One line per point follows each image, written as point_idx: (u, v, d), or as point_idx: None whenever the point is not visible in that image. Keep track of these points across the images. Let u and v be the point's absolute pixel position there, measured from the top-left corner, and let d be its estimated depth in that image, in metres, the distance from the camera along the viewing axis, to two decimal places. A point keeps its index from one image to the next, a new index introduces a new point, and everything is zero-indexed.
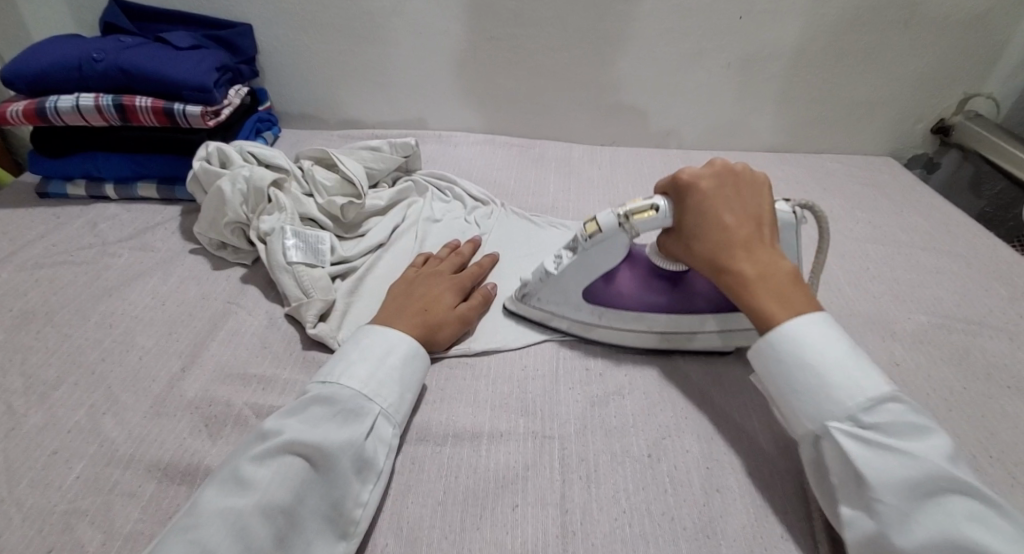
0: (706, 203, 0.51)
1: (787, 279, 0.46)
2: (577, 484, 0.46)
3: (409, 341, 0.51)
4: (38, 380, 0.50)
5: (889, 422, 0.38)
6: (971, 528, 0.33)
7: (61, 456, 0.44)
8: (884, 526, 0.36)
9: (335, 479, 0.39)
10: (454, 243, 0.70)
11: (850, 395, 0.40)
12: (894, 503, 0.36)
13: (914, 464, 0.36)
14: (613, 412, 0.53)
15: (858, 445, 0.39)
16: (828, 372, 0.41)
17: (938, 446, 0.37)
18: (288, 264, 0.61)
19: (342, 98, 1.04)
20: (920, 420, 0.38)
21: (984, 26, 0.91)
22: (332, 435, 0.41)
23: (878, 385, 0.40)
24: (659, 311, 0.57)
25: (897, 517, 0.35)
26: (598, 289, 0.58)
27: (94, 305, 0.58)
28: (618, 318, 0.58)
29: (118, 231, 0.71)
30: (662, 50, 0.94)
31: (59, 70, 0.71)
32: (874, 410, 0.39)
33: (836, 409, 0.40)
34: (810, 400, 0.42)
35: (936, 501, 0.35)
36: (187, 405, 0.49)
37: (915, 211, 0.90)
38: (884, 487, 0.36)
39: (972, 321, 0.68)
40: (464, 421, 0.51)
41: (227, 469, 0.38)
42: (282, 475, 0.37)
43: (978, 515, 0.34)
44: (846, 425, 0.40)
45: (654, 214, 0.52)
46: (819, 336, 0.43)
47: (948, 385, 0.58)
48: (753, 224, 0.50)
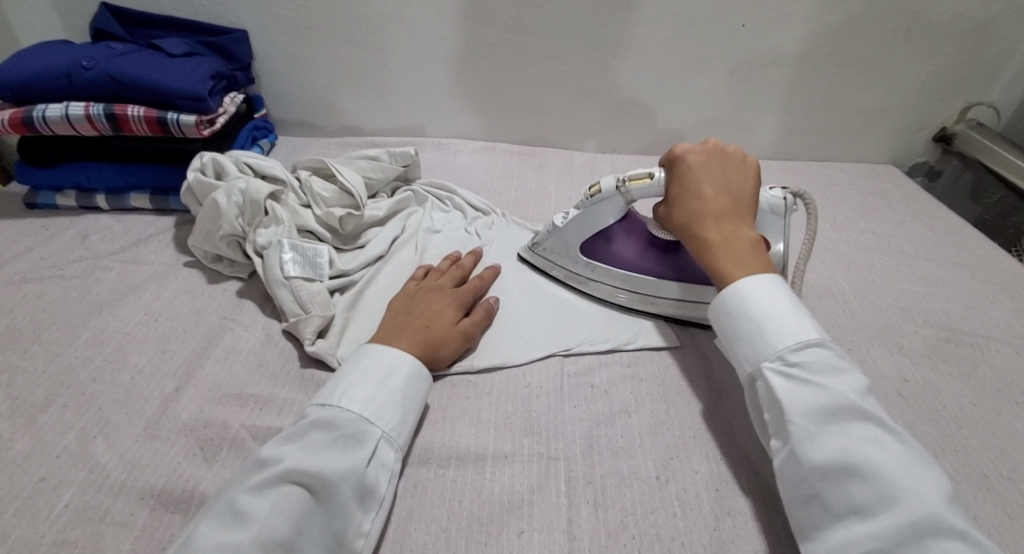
0: (689, 175, 0.55)
1: (748, 246, 0.50)
2: (584, 509, 0.45)
3: (410, 361, 0.49)
4: (26, 402, 0.48)
5: (812, 359, 0.41)
6: (867, 448, 0.35)
7: (49, 483, 0.42)
8: (794, 446, 0.38)
9: (336, 509, 0.38)
10: (455, 255, 0.68)
11: (782, 339, 0.43)
12: (804, 425, 0.38)
13: (825, 394, 0.38)
14: (619, 430, 0.52)
15: (784, 380, 0.41)
16: (767, 320, 0.44)
17: (852, 382, 0.39)
18: (285, 278, 0.59)
19: (339, 105, 1.02)
20: (841, 362, 0.40)
21: (985, 35, 0.91)
22: (333, 462, 0.39)
23: (808, 331, 0.43)
24: (637, 272, 0.64)
25: (804, 436, 0.38)
26: (593, 244, 0.66)
27: (84, 321, 0.57)
28: (603, 273, 0.66)
29: (110, 243, 0.69)
30: (664, 59, 0.94)
31: (48, 79, 0.69)
32: (802, 351, 0.42)
33: (769, 350, 0.43)
34: (750, 343, 0.45)
35: (839, 424, 0.37)
36: (181, 427, 0.47)
37: (918, 221, 0.90)
38: (799, 415, 0.38)
39: (979, 334, 0.67)
40: (468, 442, 0.50)
41: (224, 500, 0.37)
42: (282, 507, 0.36)
43: (876, 439, 0.36)
44: (776, 364, 0.42)
45: (650, 181, 0.59)
46: (767, 290, 0.46)
47: (957, 401, 0.58)
48: (729, 198, 0.54)
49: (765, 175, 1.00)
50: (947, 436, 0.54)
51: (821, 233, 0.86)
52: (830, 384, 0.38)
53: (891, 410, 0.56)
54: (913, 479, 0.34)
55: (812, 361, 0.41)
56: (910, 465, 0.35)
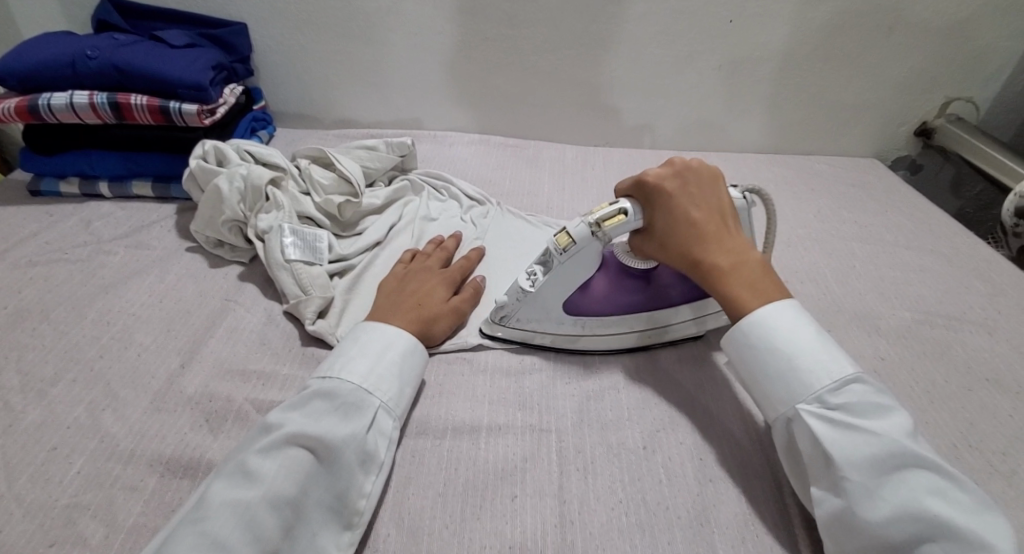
0: (673, 202, 0.54)
1: (756, 269, 0.52)
2: (575, 476, 0.47)
3: (407, 337, 0.51)
4: (37, 377, 0.50)
5: (854, 403, 0.42)
6: (933, 502, 0.36)
7: (61, 451, 0.44)
8: (852, 502, 0.39)
9: (339, 471, 0.40)
10: (438, 238, 0.70)
11: (819, 379, 0.44)
12: (862, 480, 0.39)
13: (879, 443, 0.39)
14: (609, 405, 0.54)
15: (827, 425, 0.42)
16: (797, 356, 0.46)
17: (899, 425, 0.41)
18: (286, 261, 0.61)
19: (337, 98, 1.04)
20: (883, 402, 0.42)
21: (964, 32, 0.95)
22: (337, 428, 0.41)
23: (843, 368, 0.44)
24: (639, 310, 0.59)
25: (863, 491, 0.38)
26: (576, 301, 0.58)
27: (90, 302, 0.58)
28: (600, 325, 0.59)
29: (113, 229, 0.71)
30: (654, 53, 0.96)
31: (52, 68, 0.71)
32: (839, 392, 0.43)
33: (806, 393, 0.44)
34: (780, 381, 0.46)
35: (899, 476, 0.38)
36: (187, 401, 0.49)
37: (899, 212, 0.93)
38: (856, 469, 0.39)
39: (953, 316, 0.70)
40: (463, 415, 0.52)
41: (233, 462, 0.39)
42: (287, 467, 0.38)
43: (940, 489, 0.37)
44: (814, 407, 0.44)
45: (625, 218, 0.54)
46: (788, 321, 0.48)
47: (930, 378, 0.61)
48: (717, 217, 0.55)
49: (752, 168, 1.03)
50: (920, 410, 0.57)
51: (805, 222, 0.89)
52: (880, 432, 0.40)
53: None
54: (983, 530, 0.35)
55: (853, 403, 0.42)
56: (975, 515, 0.36)
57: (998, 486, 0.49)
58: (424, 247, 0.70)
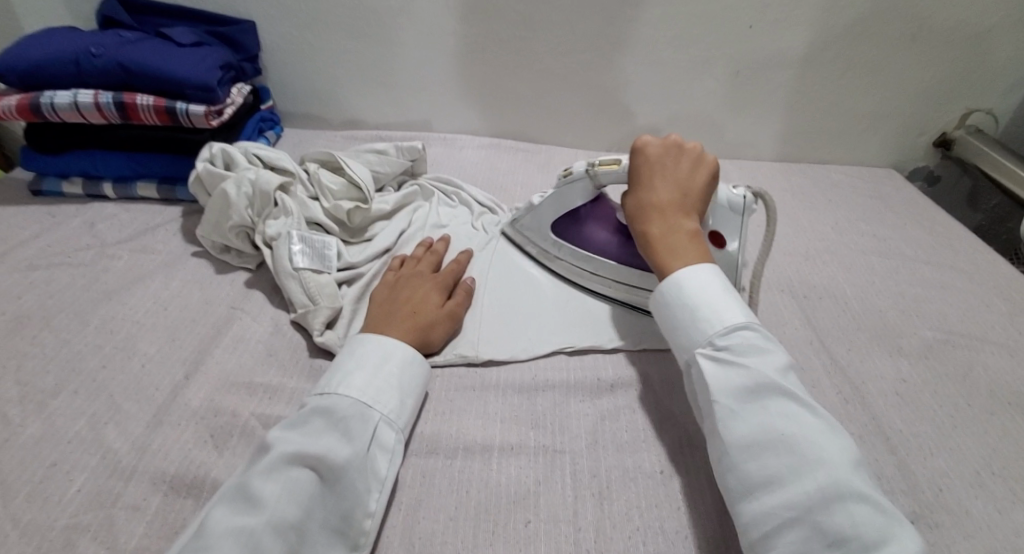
0: (642, 171, 0.56)
1: (689, 238, 0.51)
2: (590, 501, 0.45)
3: (407, 348, 0.50)
4: (37, 388, 0.48)
5: (736, 342, 0.42)
6: (781, 422, 0.37)
7: (61, 467, 0.42)
8: (718, 423, 0.40)
9: (345, 491, 0.39)
10: (428, 240, 0.69)
11: (711, 325, 0.44)
12: (727, 403, 0.40)
13: (746, 373, 0.40)
14: (624, 425, 0.53)
15: (710, 362, 0.43)
16: (699, 308, 0.45)
17: (773, 360, 0.41)
18: (294, 269, 0.60)
19: (345, 99, 1.02)
20: (765, 343, 0.42)
21: (986, 42, 0.93)
22: (339, 448, 0.40)
23: (736, 316, 0.44)
24: (606, 256, 0.65)
25: (727, 414, 0.39)
26: (563, 224, 0.68)
27: (93, 309, 0.57)
28: (570, 252, 0.67)
29: (117, 231, 0.69)
30: (670, 58, 0.94)
31: (56, 64, 0.69)
32: (727, 336, 0.43)
33: (700, 337, 0.44)
34: (684, 331, 0.46)
35: (761, 401, 0.39)
36: (191, 415, 0.47)
37: (918, 225, 0.91)
38: (724, 394, 0.40)
39: (976, 337, 0.68)
40: (475, 434, 0.51)
41: (234, 486, 0.37)
42: (290, 489, 0.36)
43: (793, 413, 0.38)
44: (706, 348, 0.44)
45: (616, 167, 0.60)
46: (701, 280, 0.47)
47: (953, 401, 0.59)
48: (679, 192, 0.54)
49: (766, 178, 1.01)
50: (943, 435, 0.55)
51: (822, 235, 0.87)
52: (752, 365, 0.40)
53: (889, 409, 0.58)
54: (821, 448, 0.36)
55: (737, 344, 0.42)
56: (824, 435, 0.37)
57: None
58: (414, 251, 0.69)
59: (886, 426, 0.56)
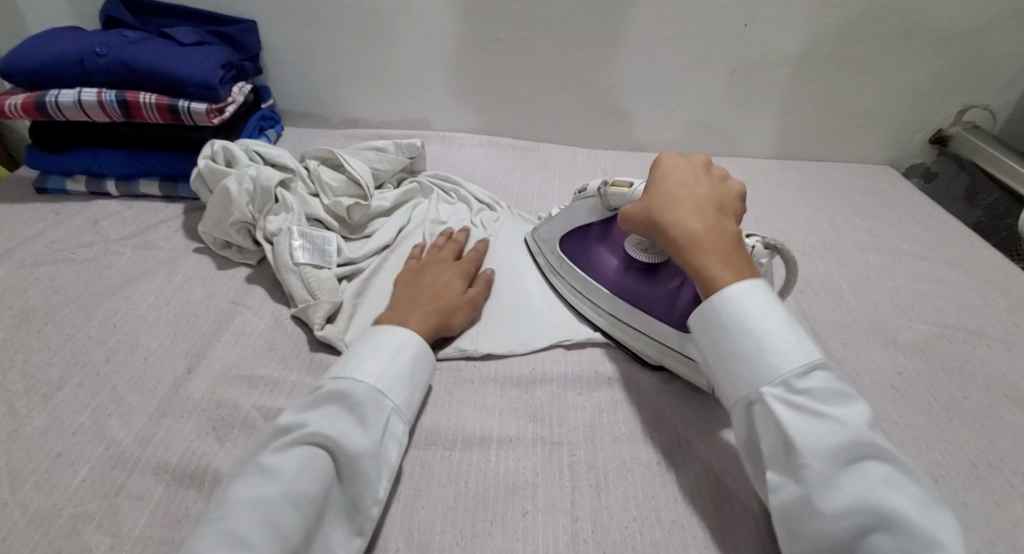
0: (673, 178, 0.53)
1: (732, 246, 0.48)
2: (587, 492, 0.46)
3: (419, 341, 0.50)
4: (42, 380, 0.49)
5: (819, 389, 0.39)
6: (886, 494, 0.34)
7: (66, 458, 0.43)
8: (811, 490, 0.36)
9: (356, 476, 0.39)
10: (448, 231, 0.71)
11: (786, 362, 0.40)
12: (823, 469, 0.36)
13: (843, 432, 0.36)
14: (621, 419, 0.53)
15: (790, 410, 0.39)
16: (764, 341, 0.42)
17: (861, 413, 0.38)
18: (295, 264, 0.60)
19: (344, 98, 1.03)
20: (846, 389, 0.39)
21: (982, 39, 0.93)
22: (354, 433, 0.40)
23: (811, 353, 0.41)
24: (601, 283, 0.63)
25: (824, 482, 0.36)
26: (570, 239, 0.68)
27: (96, 304, 0.58)
28: (569, 268, 0.67)
29: (120, 228, 0.70)
30: (667, 56, 0.95)
31: (60, 64, 0.70)
32: (805, 376, 0.39)
33: (771, 376, 0.40)
34: (747, 364, 0.42)
35: (860, 467, 0.36)
36: (193, 407, 0.48)
37: (915, 221, 0.91)
38: (818, 457, 0.36)
39: (971, 330, 0.69)
40: (473, 426, 0.51)
41: (253, 462, 0.38)
42: (307, 466, 0.37)
43: (893, 480, 0.35)
44: (778, 390, 0.40)
45: (627, 190, 0.59)
46: (758, 301, 0.43)
47: (948, 393, 0.59)
48: (713, 200, 0.51)
49: (763, 175, 1.02)
50: (938, 427, 0.56)
51: (819, 231, 0.87)
52: (845, 422, 0.37)
53: (884, 402, 0.58)
54: (933, 525, 0.33)
55: (819, 389, 0.39)
56: (925, 505, 0.35)
57: (1020, 506, 0.48)
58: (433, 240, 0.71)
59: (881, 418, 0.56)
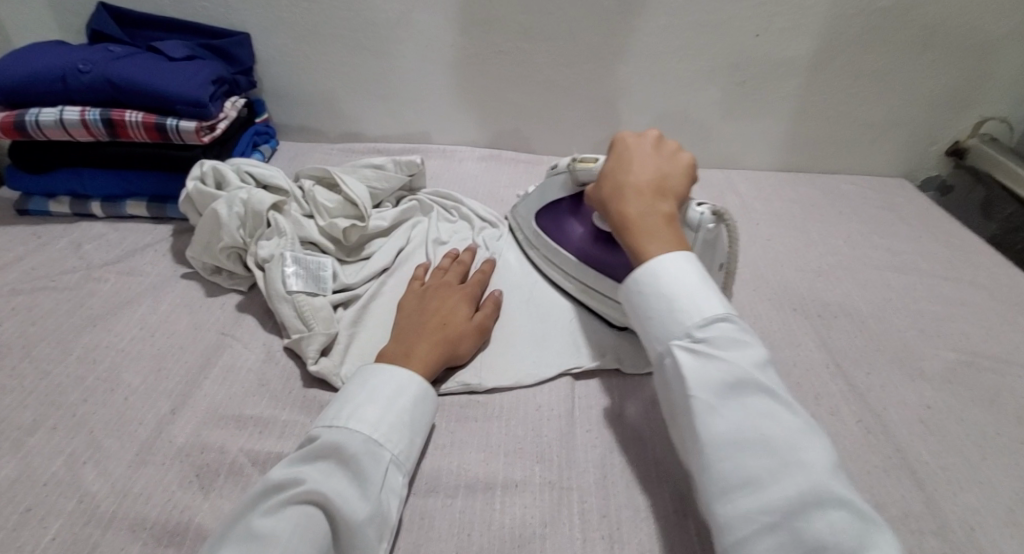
0: (620, 158, 0.55)
1: (663, 221, 0.48)
2: (599, 545, 0.43)
3: (420, 381, 0.47)
4: (13, 423, 0.46)
5: (718, 336, 0.38)
6: (761, 422, 0.34)
7: (35, 513, 0.40)
8: (696, 420, 0.36)
9: (354, 540, 0.36)
10: (454, 251, 0.68)
11: (690, 316, 0.40)
12: (706, 398, 0.36)
13: (728, 368, 0.36)
14: (633, 459, 0.50)
15: (689, 354, 0.39)
16: (677, 299, 0.42)
17: (754, 355, 0.37)
18: (288, 292, 0.57)
19: (342, 111, 1.00)
20: (744, 336, 0.39)
21: (1000, 50, 0.90)
22: (350, 493, 0.37)
23: (715, 307, 0.40)
24: (569, 252, 0.66)
25: (705, 409, 0.36)
26: (544, 213, 0.72)
27: (76, 337, 0.54)
28: (543, 241, 0.70)
29: (105, 252, 0.67)
30: (675, 68, 0.92)
31: (41, 81, 0.67)
32: (707, 327, 0.39)
33: (678, 328, 0.41)
34: (660, 322, 0.42)
35: (742, 399, 0.35)
36: (176, 453, 0.45)
37: (933, 238, 0.88)
38: (702, 388, 0.36)
39: (999, 358, 0.65)
40: (477, 469, 0.48)
41: (242, 525, 0.34)
42: (301, 530, 0.34)
43: (772, 412, 0.34)
44: (684, 341, 0.40)
45: (593, 165, 0.62)
46: (677, 264, 0.44)
47: (981, 428, 0.56)
48: (656, 178, 0.52)
49: (774, 190, 0.99)
50: (972, 467, 0.52)
51: (834, 249, 0.84)
52: (731, 359, 0.37)
53: (913, 439, 0.55)
54: (804, 452, 0.33)
55: (718, 336, 0.38)
56: (804, 437, 0.34)
57: None
58: (439, 261, 0.68)
59: (911, 457, 0.53)
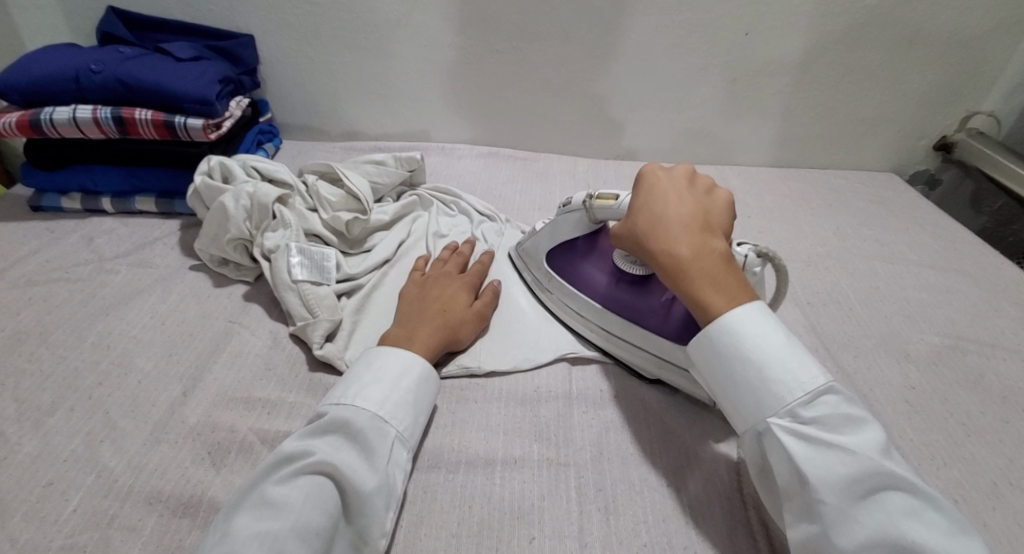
0: (656, 193, 0.52)
1: (721, 266, 0.46)
2: (595, 516, 0.44)
3: (423, 363, 0.49)
4: (33, 405, 0.48)
5: (826, 417, 0.38)
6: (908, 526, 0.33)
7: (56, 487, 0.41)
8: (826, 523, 0.36)
9: (363, 508, 0.38)
10: (453, 243, 0.70)
11: (790, 392, 0.40)
12: (836, 502, 0.35)
13: (853, 461, 0.36)
14: (628, 438, 0.52)
15: (799, 442, 0.38)
16: (767, 369, 0.41)
17: (871, 439, 0.37)
18: (293, 281, 0.59)
19: (343, 110, 1.02)
20: (855, 414, 0.39)
21: (984, 46, 0.93)
22: (358, 466, 0.39)
23: (814, 379, 0.40)
24: (595, 299, 0.61)
25: (838, 514, 0.35)
26: (556, 255, 0.66)
27: (90, 325, 0.56)
28: (559, 285, 0.65)
29: (116, 246, 0.69)
30: (668, 66, 0.94)
31: (55, 81, 0.69)
32: (811, 404, 0.39)
33: (780, 407, 0.40)
34: (752, 393, 0.42)
35: (874, 498, 0.35)
36: (189, 432, 0.47)
37: (921, 229, 0.90)
38: (829, 489, 0.36)
39: (983, 342, 0.67)
40: (477, 447, 0.50)
41: (256, 493, 0.36)
42: (313, 497, 0.36)
43: (913, 510, 0.34)
44: (787, 421, 0.40)
45: (614, 203, 0.57)
46: (757, 326, 0.43)
47: (965, 408, 0.58)
48: (699, 216, 0.50)
49: (766, 184, 1.01)
50: (955, 443, 0.54)
51: (824, 240, 0.86)
52: (856, 450, 0.36)
53: (898, 418, 0.57)
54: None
55: (826, 417, 0.38)
56: (950, 536, 0.33)
57: None
58: (439, 253, 0.70)
59: (896, 435, 0.55)
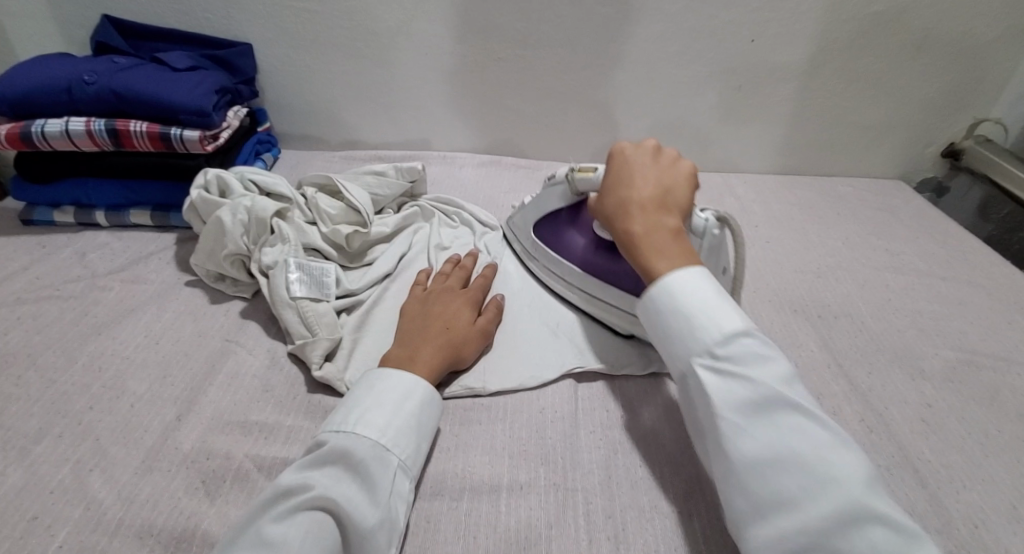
0: (620, 170, 0.53)
1: (669, 236, 0.47)
2: (605, 546, 0.43)
3: (426, 386, 0.47)
4: (20, 432, 0.46)
5: (740, 353, 0.38)
6: (795, 439, 0.34)
7: (41, 521, 0.40)
8: (724, 438, 0.37)
9: (363, 546, 0.36)
10: (455, 256, 0.68)
11: (707, 332, 0.40)
12: (735, 420, 0.36)
13: (754, 388, 0.36)
14: (638, 460, 0.50)
15: (713, 376, 0.38)
16: (693, 316, 0.41)
17: (779, 370, 0.37)
18: (292, 298, 0.58)
19: (343, 119, 1.01)
20: (767, 350, 0.38)
21: (992, 52, 0.92)
22: (358, 499, 0.38)
23: (734, 322, 0.39)
24: (574, 264, 0.66)
25: (735, 430, 0.36)
26: (542, 226, 0.71)
27: (81, 345, 0.55)
28: (544, 253, 0.70)
29: (109, 261, 0.67)
30: (672, 74, 0.93)
31: (47, 92, 0.68)
32: (727, 343, 0.39)
33: (697, 347, 0.40)
34: (679, 342, 0.42)
35: (773, 418, 0.35)
36: (182, 459, 0.45)
37: (931, 238, 0.89)
38: (729, 408, 0.36)
39: (999, 356, 0.66)
40: (482, 472, 0.48)
41: (252, 531, 0.35)
42: (312, 535, 0.34)
43: (803, 429, 0.35)
44: (706, 360, 0.39)
45: (592, 174, 0.61)
46: (691, 282, 0.43)
47: (983, 427, 0.56)
48: (658, 191, 0.50)
49: (773, 193, 1.00)
50: (975, 464, 0.52)
51: (833, 250, 0.85)
52: (758, 378, 0.36)
53: (915, 438, 0.55)
54: (835, 465, 0.33)
55: (740, 354, 0.38)
56: (832, 449, 0.34)
57: None
58: (441, 266, 0.68)
59: (914, 456, 0.53)
